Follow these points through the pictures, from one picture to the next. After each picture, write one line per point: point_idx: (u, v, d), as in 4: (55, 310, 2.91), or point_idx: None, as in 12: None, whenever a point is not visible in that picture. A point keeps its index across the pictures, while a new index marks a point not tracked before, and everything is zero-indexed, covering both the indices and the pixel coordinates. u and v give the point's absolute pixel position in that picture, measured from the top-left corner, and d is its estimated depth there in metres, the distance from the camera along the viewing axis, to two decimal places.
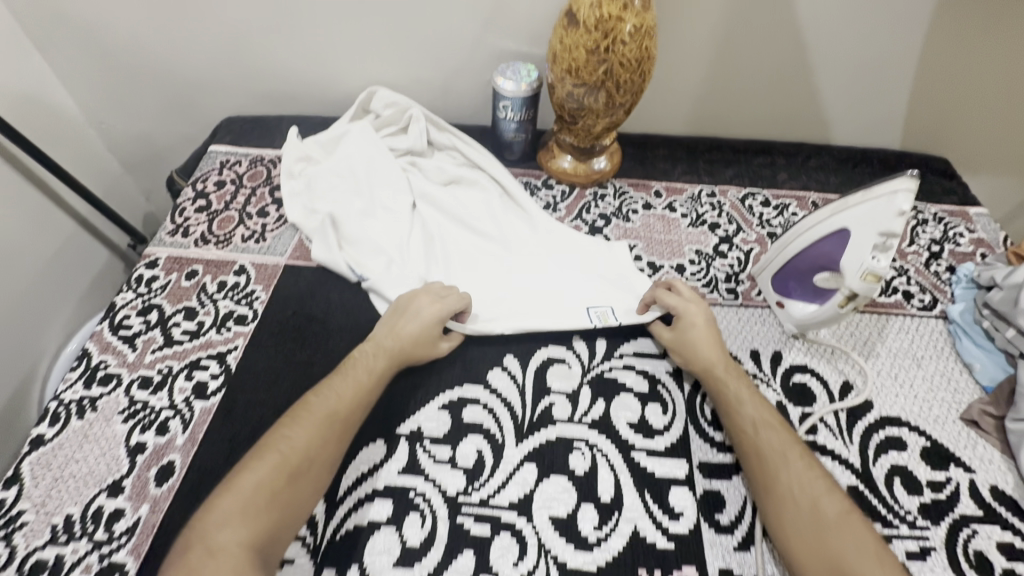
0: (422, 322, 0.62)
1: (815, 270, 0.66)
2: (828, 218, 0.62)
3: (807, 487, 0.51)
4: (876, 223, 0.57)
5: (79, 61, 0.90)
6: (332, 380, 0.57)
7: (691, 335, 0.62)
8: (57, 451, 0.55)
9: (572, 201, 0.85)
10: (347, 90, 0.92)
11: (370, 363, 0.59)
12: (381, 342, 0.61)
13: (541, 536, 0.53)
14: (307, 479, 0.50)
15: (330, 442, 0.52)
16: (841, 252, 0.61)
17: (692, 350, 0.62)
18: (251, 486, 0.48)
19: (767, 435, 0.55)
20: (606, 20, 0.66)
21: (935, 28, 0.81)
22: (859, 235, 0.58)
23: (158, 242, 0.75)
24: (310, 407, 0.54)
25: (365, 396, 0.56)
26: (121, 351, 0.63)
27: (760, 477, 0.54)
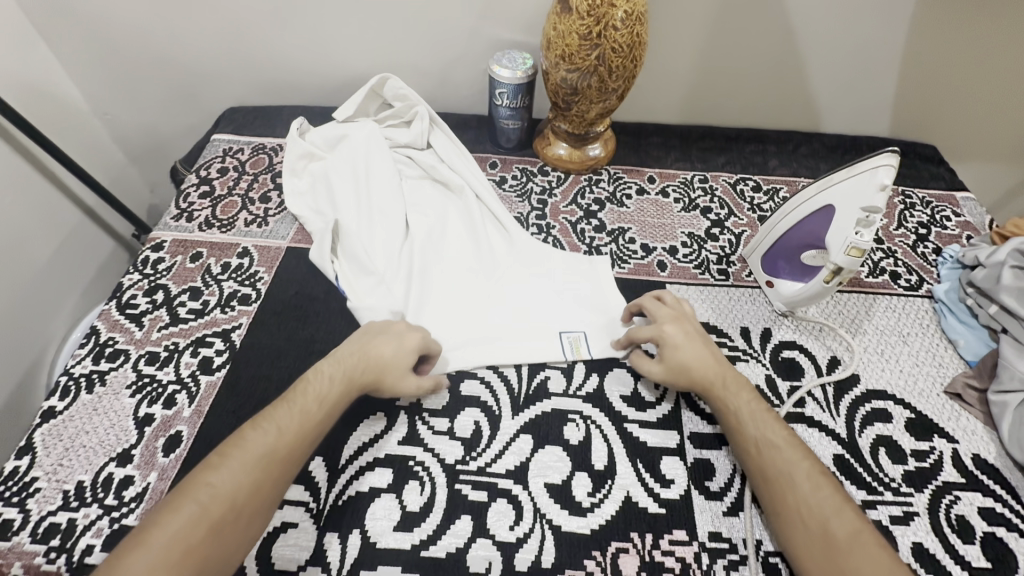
0: (389, 356, 0.58)
1: (803, 248, 0.68)
2: (814, 195, 0.64)
3: (816, 505, 0.49)
4: (860, 199, 0.59)
5: (84, 52, 0.92)
6: (273, 413, 0.51)
7: (677, 360, 0.59)
8: (68, 423, 0.57)
9: (567, 187, 0.87)
10: (347, 80, 0.94)
11: (324, 394, 0.54)
12: (342, 372, 0.56)
13: (537, 501, 0.55)
14: (235, 526, 0.45)
15: (265, 484, 0.48)
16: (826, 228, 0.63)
17: (685, 375, 0.59)
18: (165, 544, 0.42)
19: (772, 450, 0.53)
20: (598, 6, 0.68)
21: (922, 15, 0.83)
22: (845, 210, 0.60)
23: (163, 226, 0.77)
24: (244, 444, 0.48)
25: (307, 436, 0.51)
26: (128, 329, 0.65)
27: (772, 498, 0.52)
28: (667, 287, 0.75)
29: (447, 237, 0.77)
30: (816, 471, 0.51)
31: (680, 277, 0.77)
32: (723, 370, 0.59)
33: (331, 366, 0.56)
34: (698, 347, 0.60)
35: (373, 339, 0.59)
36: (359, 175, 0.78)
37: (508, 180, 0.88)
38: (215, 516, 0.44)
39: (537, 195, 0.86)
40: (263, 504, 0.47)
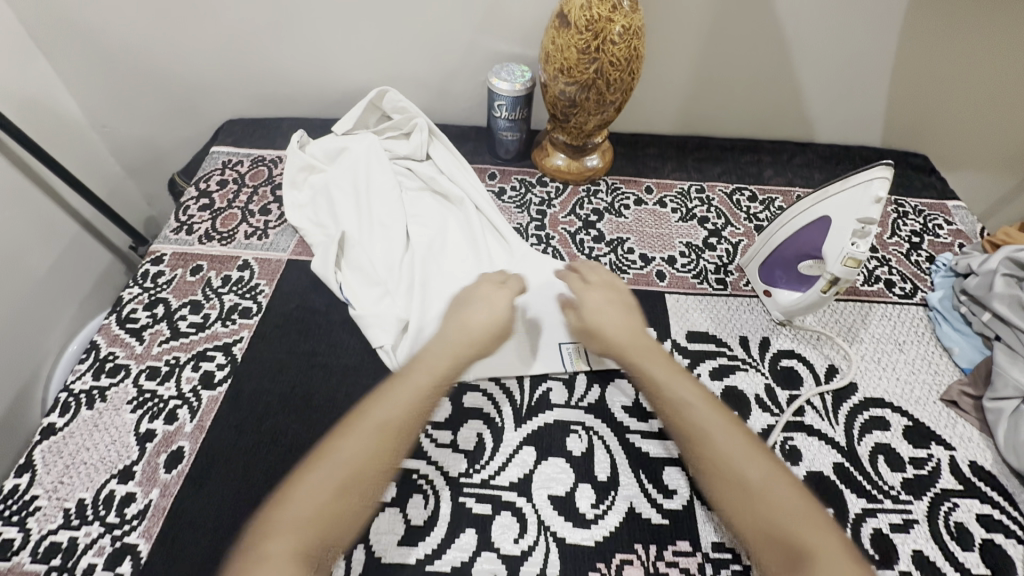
0: (483, 326, 0.61)
1: (800, 258, 0.69)
2: (810, 207, 0.65)
3: (731, 454, 0.51)
4: (856, 209, 0.59)
5: (83, 65, 0.92)
6: (392, 386, 0.54)
7: (596, 319, 0.64)
8: (68, 440, 0.57)
9: (566, 198, 0.88)
10: (346, 92, 0.95)
11: (433, 367, 0.57)
12: (447, 348, 0.59)
13: (541, 514, 0.55)
14: (359, 492, 0.47)
15: (385, 453, 0.50)
16: (823, 239, 0.64)
17: (600, 333, 0.63)
18: (306, 501, 0.46)
19: (686, 406, 0.55)
20: (596, 21, 0.68)
21: (911, 29, 0.85)
22: (841, 220, 0.61)
23: (163, 239, 0.77)
24: (363, 416, 0.52)
25: (422, 408, 0.54)
26: (128, 343, 0.65)
27: (693, 453, 0.53)
28: (667, 297, 0.76)
29: (447, 247, 0.77)
30: (728, 422, 0.53)
31: (679, 286, 0.77)
32: (641, 336, 0.63)
33: (438, 342, 0.60)
34: (618, 312, 0.65)
35: (468, 312, 0.62)
36: (359, 189, 0.78)
37: (507, 191, 0.88)
38: (339, 480, 0.47)
39: (536, 206, 0.86)
40: (383, 472, 0.49)
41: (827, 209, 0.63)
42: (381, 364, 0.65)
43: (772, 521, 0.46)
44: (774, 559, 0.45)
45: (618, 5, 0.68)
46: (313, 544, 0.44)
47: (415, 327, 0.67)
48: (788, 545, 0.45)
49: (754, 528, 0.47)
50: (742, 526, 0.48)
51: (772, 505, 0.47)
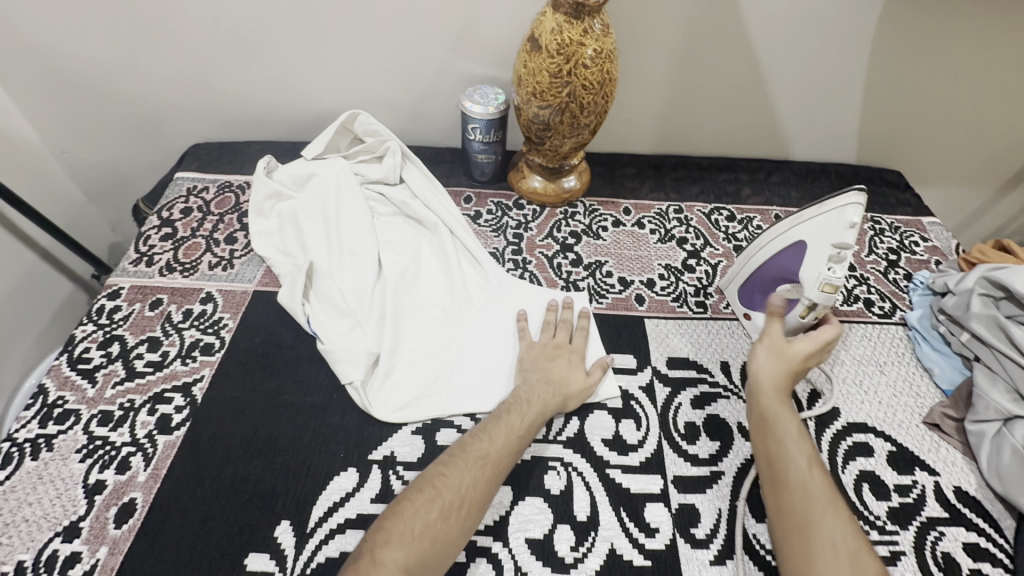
0: (573, 382, 0.63)
1: (777, 282, 0.67)
2: (787, 231, 0.64)
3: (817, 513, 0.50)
4: (827, 234, 0.59)
5: (39, 88, 0.88)
6: (492, 420, 0.57)
7: (794, 349, 0.60)
8: (8, 495, 0.53)
9: (543, 221, 0.87)
10: (316, 115, 0.93)
11: (524, 412, 0.58)
12: (539, 398, 0.60)
13: (518, 559, 0.53)
14: (462, 517, 0.50)
15: (487, 485, 0.52)
16: (799, 263, 0.63)
17: (786, 366, 0.59)
18: (418, 523, 0.48)
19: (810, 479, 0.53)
20: (568, 45, 0.68)
21: (879, 48, 0.85)
22: (817, 245, 0.60)
23: (121, 272, 0.74)
24: (468, 449, 0.54)
25: (516, 447, 0.56)
26: (79, 386, 0.61)
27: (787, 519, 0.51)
28: (646, 322, 0.74)
29: (421, 275, 0.75)
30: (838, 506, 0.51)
31: (658, 310, 0.76)
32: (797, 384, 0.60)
33: (528, 390, 0.60)
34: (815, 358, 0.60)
35: (552, 366, 0.64)
36: (328, 217, 0.76)
37: (482, 215, 0.86)
38: (448, 504, 0.50)
39: (513, 229, 0.85)
40: (483, 503, 0.52)
41: (803, 233, 0.62)
42: (350, 402, 0.62)
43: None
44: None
45: (589, 29, 0.67)
46: (417, 562, 0.46)
47: (386, 362, 0.65)
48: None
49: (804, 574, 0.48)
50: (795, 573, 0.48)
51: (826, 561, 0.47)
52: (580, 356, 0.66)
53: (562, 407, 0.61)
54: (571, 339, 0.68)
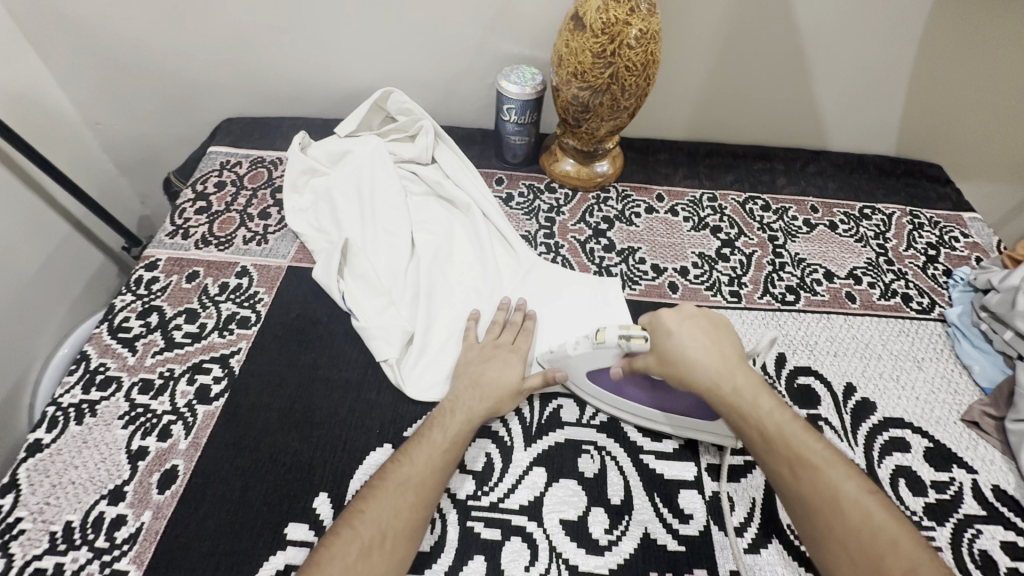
0: (505, 383, 0.59)
1: (648, 394, 0.58)
2: (604, 397, 0.60)
3: (842, 493, 0.46)
4: (566, 356, 0.60)
5: (72, 59, 0.89)
6: (413, 440, 0.53)
7: (677, 346, 0.54)
8: (55, 457, 0.54)
9: (576, 205, 0.86)
10: (347, 93, 0.92)
11: (448, 424, 0.55)
12: (464, 406, 0.56)
13: (552, 539, 0.53)
14: (386, 553, 0.46)
15: (416, 511, 0.48)
16: (614, 380, 0.59)
17: (712, 346, 0.55)
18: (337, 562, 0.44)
19: (804, 452, 0.48)
20: (612, 24, 0.66)
21: (932, 36, 0.82)
22: (567, 354, 0.59)
23: (157, 244, 0.74)
24: (387, 476, 0.50)
25: (444, 465, 0.52)
26: (120, 354, 0.62)
27: (818, 533, 0.46)
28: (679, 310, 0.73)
29: (454, 255, 0.74)
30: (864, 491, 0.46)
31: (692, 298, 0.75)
32: (738, 362, 0.54)
33: (454, 398, 0.58)
34: (722, 334, 0.57)
35: (481, 367, 0.60)
36: (363, 194, 0.75)
37: (514, 197, 0.86)
38: (367, 539, 0.46)
39: (545, 213, 0.84)
40: (414, 531, 0.48)
41: (573, 376, 0.60)
42: (384, 379, 0.62)
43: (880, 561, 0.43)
44: None
45: (635, 8, 0.66)
46: None
47: (420, 341, 0.65)
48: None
49: (852, 565, 0.43)
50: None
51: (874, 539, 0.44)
52: (524, 358, 0.62)
53: (494, 412, 0.58)
54: (515, 338, 0.64)
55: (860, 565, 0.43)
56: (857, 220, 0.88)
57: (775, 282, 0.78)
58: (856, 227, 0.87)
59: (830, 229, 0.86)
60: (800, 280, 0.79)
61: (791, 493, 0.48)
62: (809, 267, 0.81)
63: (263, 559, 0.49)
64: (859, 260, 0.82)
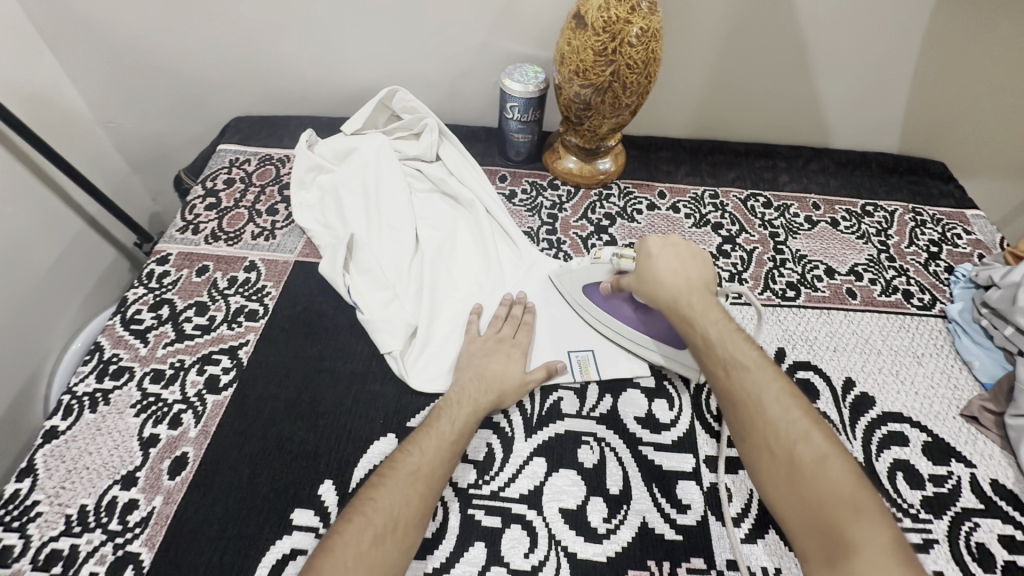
0: (510, 377, 0.60)
1: (635, 314, 0.67)
2: (594, 315, 0.68)
3: (764, 397, 0.51)
4: (568, 271, 0.72)
5: (86, 60, 0.91)
6: (420, 431, 0.54)
7: (652, 268, 0.62)
8: (70, 443, 0.56)
9: (578, 202, 0.87)
10: (354, 92, 0.94)
11: (455, 415, 0.56)
12: (469, 398, 0.58)
13: (551, 527, 0.54)
14: (397, 540, 0.47)
15: (425, 499, 0.50)
16: (604, 296, 0.68)
17: (679, 269, 0.61)
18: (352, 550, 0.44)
19: (738, 359, 0.53)
20: (614, 22, 0.67)
21: (935, 33, 0.82)
22: (571, 270, 0.73)
23: (169, 239, 0.76)
24: (397, 465, 0.51)
25: (451, 455, 0.53)
26: (132, 345, 0.64)
27: (741, 430, 0.51)
28: None
29: (457, 250, 0.75)
30: (789, 395, 0.50)
31: None
32: (701, 286, 0.60)
33: (458, 391, 0.58)
34: (692, 262, 0.62)
35: (485, 361, 0.61)
36: (368, 191, 0.77)
37: (517, 194, 0.87)
38: (378, 528, 0.46)
39: (547, 210, 0.85)
40: (423, 518, 0.49)
41: (570, 289, 0.70)
42: (388, 370, 0.64)
43: (787, 449, 0.47)
44: (774, 482, 0.48)
45: (636, 7, 0.67)
46: None
47: (423, 334, 0.66)
48: (787, 466, 0.47)
49: (766, 456, 0.48)
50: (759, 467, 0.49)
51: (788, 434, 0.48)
52: (525, 352, 0.64)
53: (497, 405, 0.59)
54: (516, 333, 0.66)
55: (774, 452, 0.48)
56: (859, 217, 0.88)
57: (775, 278, 0.79)
58: (858, 224, 0.87)
59: (832, 226, 0.87)
60: (801, 276, 0.79)
61: (722, 396, 0.54)
62: (810, 263, 0.81)
63: (270, 542, 0.51)
64: (861, 257, 0.83)
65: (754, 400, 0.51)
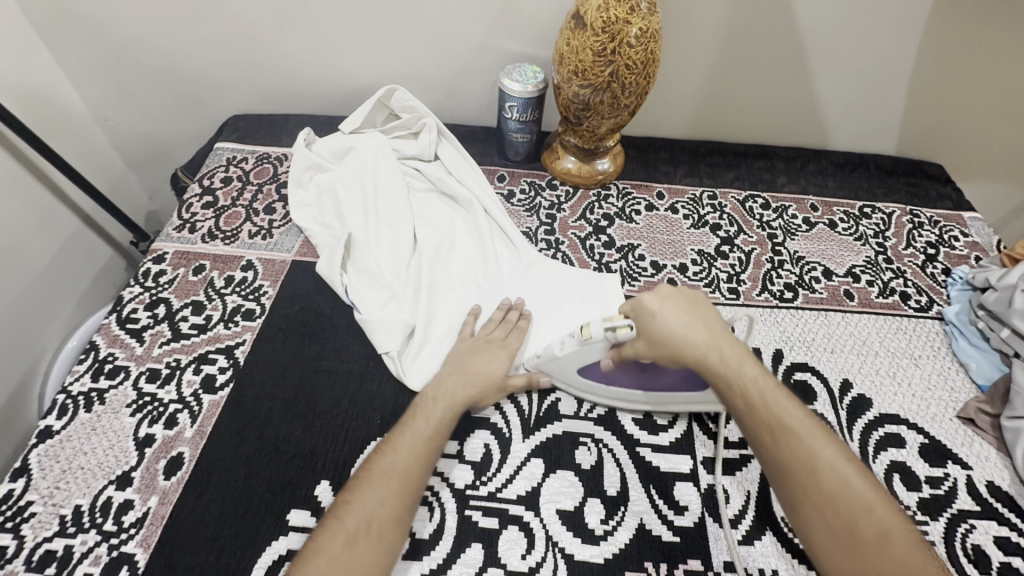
0: (489, 374, 0.60)
1: (635, 380, 0.60)
2: (600, 390, 0.61)
3: (819, 461, 0.48)
4: (554, 359, 0.61)
5: (83, 56, 0.90)
6: (397, 430, 0.55)
7: (661, 328, 0.54)
8: (65, 443, 0.55)
9: (576, 202, 0.87)
10: (352, 91, 0.93)
11: (431, 412, 0.56)
12: (446, 393, 0.58)
13: (549, 529, 0.54)
14: (373, 540, 0.47)
15: (400, 497, 0.49)
16: (606, 374, 0.60)
17: (695, 321, 0.55)
18: (327, 553, 0.45)
19: (786, 420, 0.49)
20: (613, 22, 0.67)
21: (934, 36, 0.82)
22: (556, 356, 0.60)
23: (165, 237, 0.76)
24: (373, 465, 0.51)
25: (429, 452, 0.53)
26: (128, 344, 0.64)
27: (795, 499, 0.48)
28: None
29: (455, 250, 0.75)
30: (842, 457, 0.48)
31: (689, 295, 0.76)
32: (722, 336, 0.54)
33: (436, 387, 0.59)
34: (699, 307, 0.56)
35: (470, 358, 0.61)
36: (366, 190, 0.77)
37: (516, 194, 0.87)
38: (353, 529, 0.47)
39: (546, 210, 0.85)
40: (400, 517, 0.49)
41: (564, 373, 0.61)
42: (386, 371, 0.64)
43: (849, 521, 0.45)
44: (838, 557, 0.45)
45: (636, 7, 0.67)
46: None
47: (421, 333, 0.66)
48: (849, 538, 0.45)
49: (826, 528, 0.46)
50: (817, 539, 0.46)
51: (849, 503, 0.46)
52: (513, 354, 0.63)
53: (479, 402, 0.59)
54: (507, 337, 0.65)
55: (834, 525, 0.46)
56: (857, 218, 0.88)
57: (773, 279, 0.79)
58: (855, 226, 0.87)
59: (829, 228, 0.87)
60: (799, 278, 0.79)
61: (770, 461, 0.49)
62: (808, 265, 0.81)
63: (266, 543, 0.50)
64: (858, 259, 0.83)
65: (809, 465, 0.48)
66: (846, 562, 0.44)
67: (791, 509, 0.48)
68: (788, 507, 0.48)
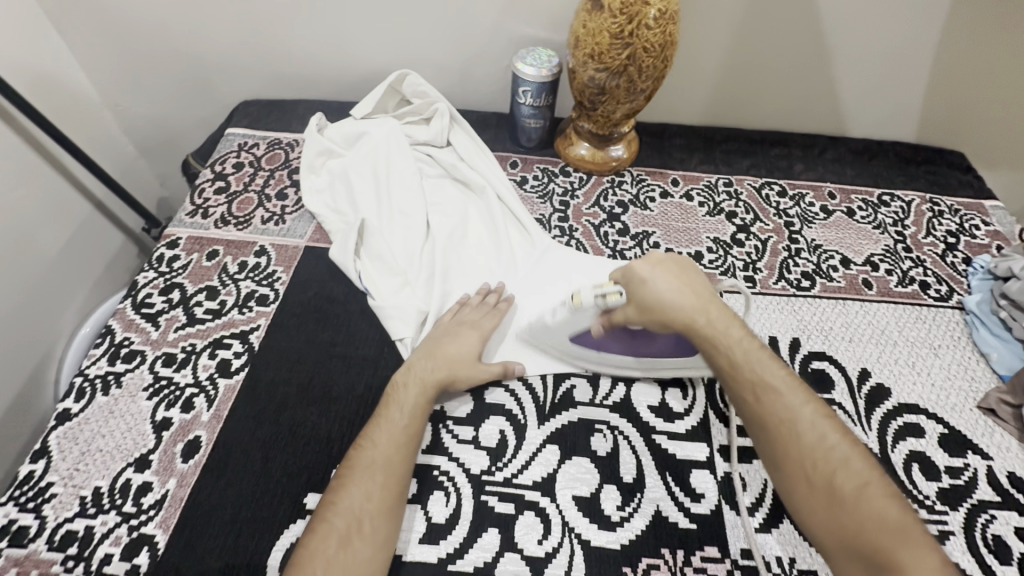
0: (463, 358, 0.59)
1: (624, 346, 0.61)
2: (592, 357, 0.62)
3: (800, 419, 0.50)
4: (545, 326, 0.61)
5: (94, 41, 0.90)
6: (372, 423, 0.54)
7: (652, 294, 0.55)
8: (83, 426, 0.56)
9: (590, 188, 0.86)
10: (363, 76, 0.92)
11: (402, 399, 0.55)
12: (416, 376, 0.57)
13: (565, 515, 0.54)
14: (365, 537, 0.47)
15: (386, 490, 0.49)
16: (595, 341, 0.61)
17: (685, 286, 0.56)
18: (319, 556, 0.45)
19: (770, 382, 0.52)
20: (631, 4, 0.65)
21: (959, 19, 0.80)
22: (547, 324, 0.61)
23: (178, 223, 0.75)
24: (353, 462, 0.51)
25: (408, 441, 0.52)
26: (143, 329, 0.64)
27: (777, 456, 0.50)
28: None
29: (469, 237, 0.75)
30: (823, 417, 0.50)
31: None
32: (709, 299, 0.56)
33: (407, 370, 0.58)
34: (689, 273, 0.58)
35: (444, 341, 0.60)
36: (379, 175, 0.76)
37: (529, 180, 0.86)
38: (344, 528, 0.47)
39: (559, 196, 0.84)
40: (388, 509, 0.49)
41: (555, 342, 0.62)
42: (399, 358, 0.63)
43: (827, 476, 0.47)
44: (816, 509, 0.47)
45: None
46: None
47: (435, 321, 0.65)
48: (827, 492, 0.47)
49: (804, 482, 0.48)
50: (794, 492, 0.48)
51: (828, 458, 0.48)
52: (484, 336, 0.62)
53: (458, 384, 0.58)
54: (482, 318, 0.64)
55: (814, 480, 0.47)
56: (876, 206, 0.87)
57: (790, 268, 0.78)
58: (874, 214, 0.86)
59: (847, 216, 0.85)
60: (816, 266, 0.78)
61: (752, 420, 0.52)
62: (825, 253, 0.80)
63: (284, 526, 0.51)
64: (877, 247, 0.81)
65: (789, 421, 0.50)
66: (822, 513, 0.46)
67: (773, 465, 0.50)
68: (770, 465, 0.51)
